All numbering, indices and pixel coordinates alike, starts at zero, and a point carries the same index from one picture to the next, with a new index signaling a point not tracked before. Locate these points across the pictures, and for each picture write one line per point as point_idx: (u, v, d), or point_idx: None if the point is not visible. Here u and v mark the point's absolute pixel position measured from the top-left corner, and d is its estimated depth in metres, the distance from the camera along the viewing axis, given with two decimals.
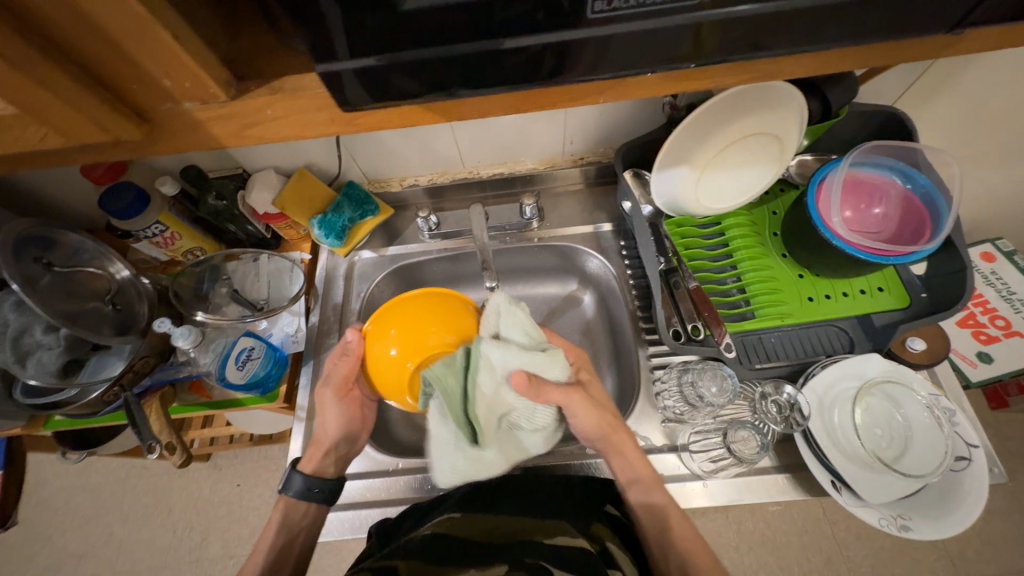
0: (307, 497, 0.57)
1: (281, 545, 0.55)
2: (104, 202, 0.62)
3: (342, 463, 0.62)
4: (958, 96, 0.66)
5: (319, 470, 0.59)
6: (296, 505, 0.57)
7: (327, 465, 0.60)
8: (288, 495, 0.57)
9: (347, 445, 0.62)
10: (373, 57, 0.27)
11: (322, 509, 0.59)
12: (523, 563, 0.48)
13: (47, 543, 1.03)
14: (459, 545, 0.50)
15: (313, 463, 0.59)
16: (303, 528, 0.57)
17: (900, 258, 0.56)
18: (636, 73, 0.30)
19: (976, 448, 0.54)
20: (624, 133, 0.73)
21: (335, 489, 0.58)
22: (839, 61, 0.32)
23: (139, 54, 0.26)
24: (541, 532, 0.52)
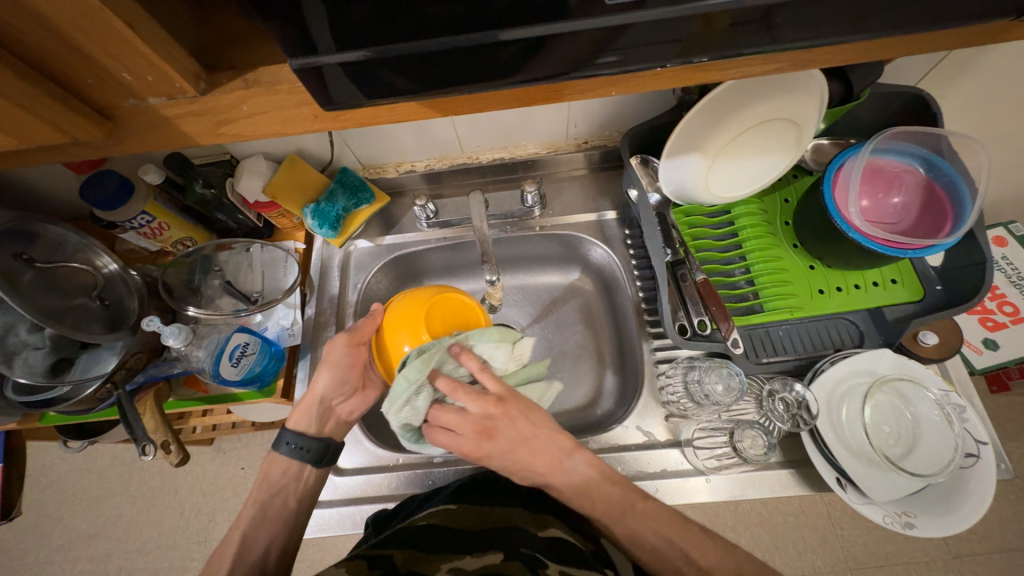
0: (293, 453, 0.58)
1: (263, 506, 0.57)
2: (87, 193, 0.59)
3: (328, 425, 0.61)
4: (986, 78, 0.62)
5: (300, 427, 0.60)
6: (278, 463, 0.59)
7: (315, 421, 0.60)
8: (277, 451, 0.59)
9: (341, 399, 0.61)
10: (362, 51, 0.24)
11: (304, 472, 0.59)
12: (519, 551, 0.46)
13: (57, 524, 1.05)
14: (453, 533, 0.49)
15: (301, 419, 0.60)
16: (282, 489, 0.58)
17: (917, 251, 0.53)
18: (650, 67, 0.28)
19: (984, 445, 0.53)
20: (631, 116, 0.70)
21: (322, 451, 0.59)
22: (872, 50, 0.29)
23: (93, 48, 0.23)
24: (535, 524, 0.51)
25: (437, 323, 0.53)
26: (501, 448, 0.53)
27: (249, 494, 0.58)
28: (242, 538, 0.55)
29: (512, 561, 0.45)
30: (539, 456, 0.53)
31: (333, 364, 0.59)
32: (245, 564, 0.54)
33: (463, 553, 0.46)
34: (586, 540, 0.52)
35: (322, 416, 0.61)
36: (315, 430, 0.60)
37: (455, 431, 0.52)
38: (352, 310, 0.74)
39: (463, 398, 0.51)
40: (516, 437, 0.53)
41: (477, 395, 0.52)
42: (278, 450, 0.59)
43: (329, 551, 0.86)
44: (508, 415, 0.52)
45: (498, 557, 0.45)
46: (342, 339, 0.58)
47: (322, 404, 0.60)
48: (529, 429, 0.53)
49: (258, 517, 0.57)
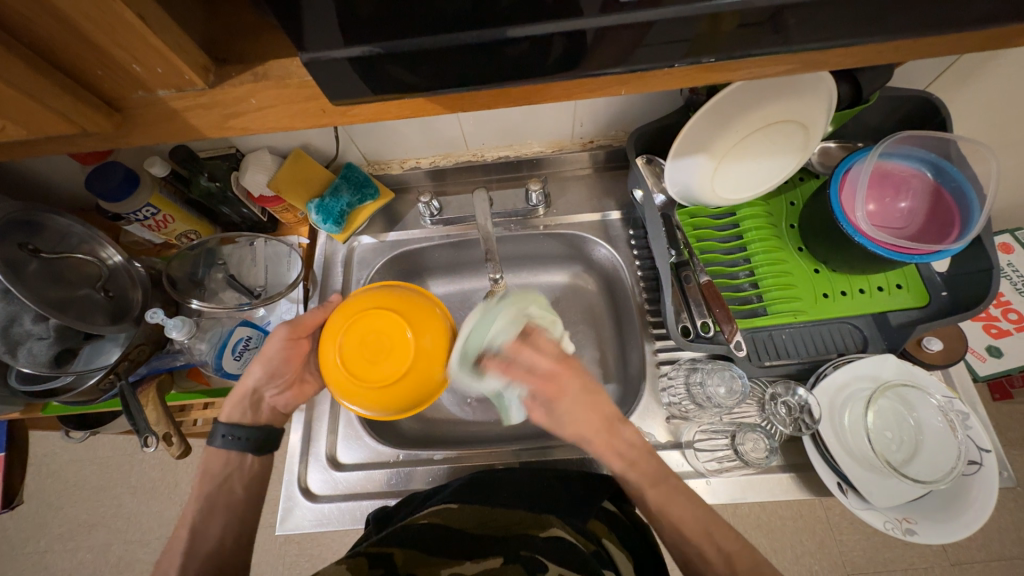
0: (226, 443, 0.57)
1: (211, 499, 0.54)
2: (91, 183, 0.59)
3: (265, 415, 0.60)
4: (996, 84, 0.62)
5: (234, 418, 0.58)
6: (220, 455, 0.57)
7: (246, 413, 0.59)
8: (213, 443, 0.57)
9: (274, 390, 0.60)
10: (374, 46, 0.24)
11: (244, 462, 0.58)
12: (519, 556, 0.46)
13: (58, 513, 1.05)
14: (454, 534, 0.49)
15: (229, 411, 0.59)
16: (227, 478, 0.56)
17: (924, 256, 0.53)
18: (659, 66, 0.28)
19: (987, 452, 0.53)
20: (637, 116, 0.69)
21: (261, 441, 0.58)
22: (880, 53, 0.29)
23: (103, 40, 0.23)
24: (534, 525, 0.51)
25: (355, 329, 0.53)
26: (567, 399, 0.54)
27: (191, 489, 0.55)
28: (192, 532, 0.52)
29: (512, 564, 0.45)
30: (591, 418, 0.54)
31: (265, 357, 0.59)
32: (198, 557, 0.51)
33: (462, 559, 0.46)
34: (589, 540, 0.51)
35: (257, 407, 0.60)
36: (251, 421, 0.59)
37: (525, 381, 0.55)
38: None
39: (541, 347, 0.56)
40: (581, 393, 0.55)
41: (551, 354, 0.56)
42: (215, 442, 0.57)
43: (327, 547, 0.86)
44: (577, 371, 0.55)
45: (496, 564, 0.46)
46: (280, 332, 0.59)
47: (258, 393, 0.60)
48: (589, 389, 0.55)
49: (239, 506, 0.55)
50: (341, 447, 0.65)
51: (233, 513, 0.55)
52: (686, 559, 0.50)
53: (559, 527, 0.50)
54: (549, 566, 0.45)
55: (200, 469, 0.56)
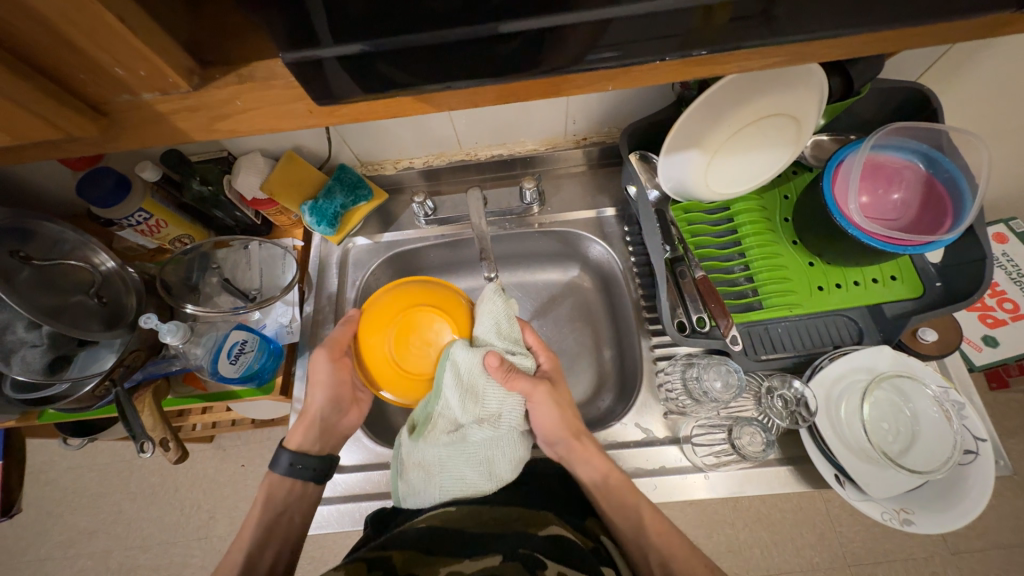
0: (293, 473, 0.58)
1: (269, 526, 0.56)
2: (82, 189, 0.59)
3: (331, 442, 0.62)
4: (986, 73, 0.62)
5: (303, 447, 0.60)
6: (281, 481, 0.59)
7: (311, 439, 0.61)
8: (277, 472, 0.58)
9: (337, 414, 0.63)
10: (360, 44, 0.24)
11: (310, 490, 0.59)
12: (518, 553, 0.46)
13: (58, 521, 1.05)
14: (452, 536, 0.49)
15: (296, 439, 0.60)
16: (288, 506, 0.58)
17: (917, 247, 0.53)
18: (648, 61, 0.28)
19: (984, 441, 0.53)
20: (630, 113, 0.69)
21: (326, 469, 0.59)
22: (870, 45, 0.29)
23: (85, 44, 0.23)
24: (533, 524, 0.50)
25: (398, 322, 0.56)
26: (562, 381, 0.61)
27: (254, 513, 0.57)
28: (248, 555, 0.55)
29: (510, 562, 0.44)
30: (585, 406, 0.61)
31: (322, 383, 0.61)
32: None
33: (462, 557, 0.46)
34: (586, 537, 0.51)
35: (324, 435, 0.61)
36: (319, 449, 0.61)
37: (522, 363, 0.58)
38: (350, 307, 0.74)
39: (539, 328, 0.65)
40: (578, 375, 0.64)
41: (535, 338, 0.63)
42: (277, 469, 0.58)
43: (328, 549, 0.86)
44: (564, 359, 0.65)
45: (495, 561, 0.45)
46: (323, 355, 0.62)
47: (322, 420, 0.61)
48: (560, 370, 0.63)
49: (294, 535, 0.57)
50: (340, 449, 0.65)
51: (286, 539, 0.57)
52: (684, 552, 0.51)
53: (558, 526, 0.50)
54: (547, 561, 0.45)
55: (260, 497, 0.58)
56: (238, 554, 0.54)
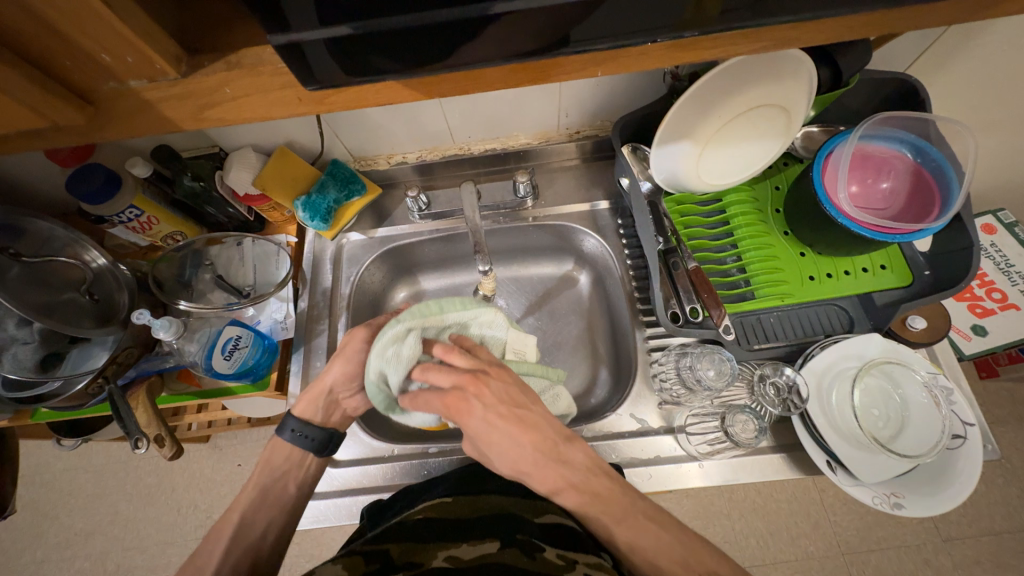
0: (297, 441, 0.58)
1: (264, 489, 0.56)
2: (72, 186, 0.59)
3: (333, 415, 0.61)
4: (973, 62, 0.63)
5: (306, 415, 0.59)
6: (282, 447, 0.59)
7: (318, 411, 0.60)
8: (281, 437, 0.59)
9: (348, 394, 0.60)
10: (346, 26, 0.24)
11: (306, 459, 0.59)
12: (515, 539, 0.47)
13: (54, 522, 1.05)
14: (452, 524, 0.49)
15: (301, 407, 0.59)
16: (284, 474, 0.58)
17: (905, 236, 0.54)
18: (638, 42, 0.27)
19: (971, 426, 0.54)
20: (622, 105, 0.69)
21: (326, 439, 0.58)
22: (851, 29, 0.29)
23: (69, 29, 0.23)
24: (531, 511, 0.51)
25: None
26: (473, 426, 0.48)
27: (251, 476, 0.57)
28: (241, 520, 0.54)
29: (509, 548, 0.46)
30: (521, 450, 0.48)
31: (346, 358, 0.58)
32: (241, 546, 0.53)
33: (458, 541, 0.47)
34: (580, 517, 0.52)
35: (329, 406, 0.60)
36: (321, 420, 0.60)
37: None
38: (345, 303, 0.74)
39: (434, 380, 0.49)
40: (499, 405, 0.48)
41: (445, 376, 0.49)
42: (283, 435, 0.59)
43: (328, 546, 0.86)
44: (467, 395, 0.48)
45: (492, 547, 0.46)
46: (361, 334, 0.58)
47: (327, 395, 0.59)
48: (500, 411, 0.48)
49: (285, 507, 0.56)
50: None
51: (277, 510, 0.56)
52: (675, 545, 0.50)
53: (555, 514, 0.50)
54: (546, 548, 0.46)
55: (259, 460, 0.58)
56: (233, 514, 0.55)
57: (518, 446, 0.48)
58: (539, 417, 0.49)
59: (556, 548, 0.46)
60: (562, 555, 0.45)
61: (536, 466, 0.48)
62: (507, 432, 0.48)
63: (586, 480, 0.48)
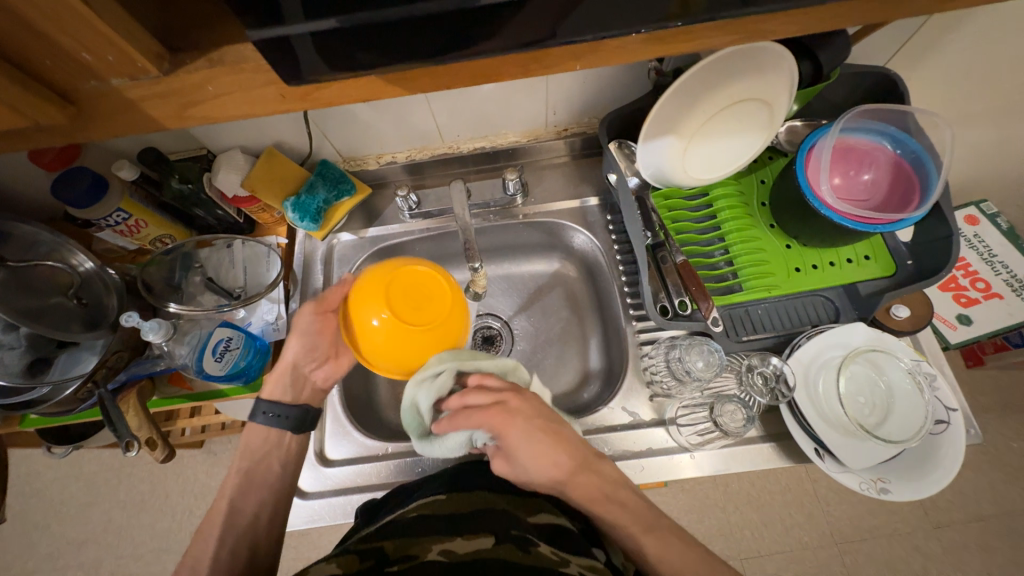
0: (269, 422, 0.60)
1: (247, 474, 0.58)
2: (58, 191, 0.58)
3: (304, 391, 0.63)
4: (951, 54, 0.64)
5: (276, 396, 0.61)
6: (258, 432, 0.60)
7: (286, 389, 0.61)
8: (255, 421, 0.60)
9: (313, 365, 0.63)
10: (330, 19, 0.24)
11: (283, 439, 0.61)
12: (510, 535, 0.46)
13: (46, 532, 1.03)
14: (445, 519, 0.48)
15: (268, 388, 0.61)
16: (265, 455, 0.60)
17: (887, 226, 0.55)
18: (618, 34, 0.28)
19: (954, 411, 0.55)
20: (608, 101, 0.70)
21: (300, 418, 0.60)
22: (822, 20, 0.30)
23: (48, 27, 0.23)
24: (524, 509, 0.52)
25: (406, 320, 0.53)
26: (512, 437, 0.51)
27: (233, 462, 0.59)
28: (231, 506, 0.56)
29: (505, 544, 0.45)
30: (555, 461, 0.52)
31: (300, 331, 0.61)
32: (235, 530, 0.55)
33: (455, 535, 0.46)
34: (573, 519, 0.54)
35: (296, 383, 0.62)
36: (292, 398, 0.62)
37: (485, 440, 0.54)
38: None
39: (472, 400, 0.52)
40: (536, 419, 0.53)
41: (482, 395, 0.53)
42: (255, 420, 0.60)
43: (324, 548, 0.86)
44: (508, 406, 0.51)
45: (488, 542, 0.45)
46: (309, 308, 0.61)
47: (293, 371, 0.61)
48: (537, 425, 0.52)
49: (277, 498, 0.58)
50: (330, 444, 0.65)
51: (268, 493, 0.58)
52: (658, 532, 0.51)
53: (548, 513, 0.51)
54: (539, 542, 0.46)
55: (240, 449, 0.61)
56: (223, 501, 0.57)
57: (553, 460, 0.52)
58: (571, 432, 0.54)
59: (550, 544, 0.46)
60: (556, 552, 0.45)
61: (571, 473, 0.52)
62: (545, 446, 0.52)
63: (615, 491, 0.53)
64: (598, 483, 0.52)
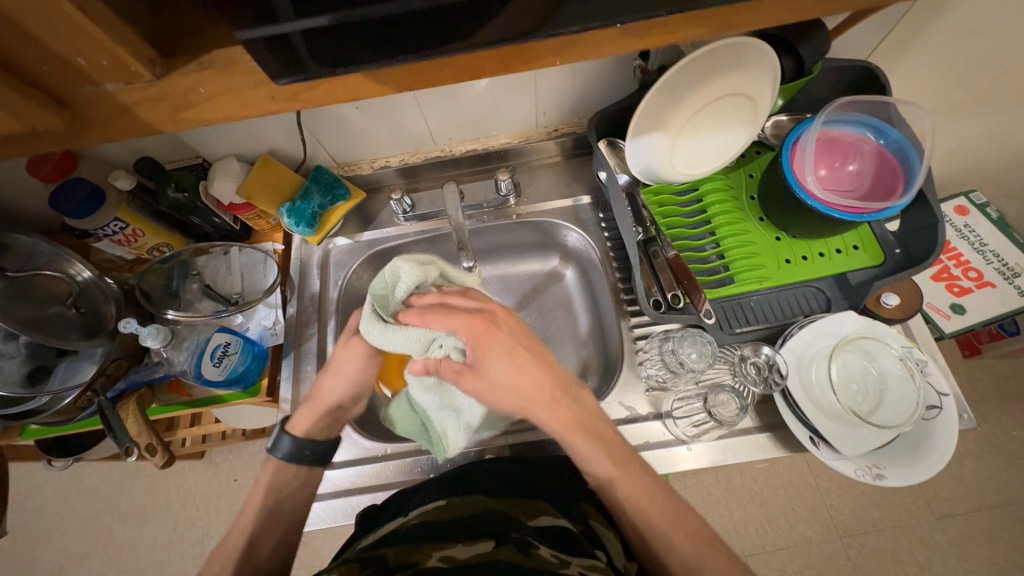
0: (298, 458, 0.56)
1: (272, 511, 0.55)
2: (56, 202, 0.59)
3: (336, 428, 0.60)
4: (931, 46, 0.65)
5: (310, 433, 0.58)
6: (284, 468, 0.57)
7: (321, 425, 0.59)
8: (278, 456, 0.56)
9: (349, 406, 0.60)
10: (321, 17, 0.25)
11: (310, 472, 0.58)
12: (510, 537, 0.46)
13: (47, 547, 1.03)
14: (445, 524, 0.48)
15: (302, 425, 0.58)
16: (289, 492, 0.56)
17: (873, 214, 0.56)
18: (601, 26, 0.29)
19: (946, 396, 0.55)
20: (597, 101, 0.71)
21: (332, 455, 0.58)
22: (792, 12, 0.31)
23: (44, 33, 0.24)
24: (525, 512, 0.51)
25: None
26: (491, 352, 0.49)
27: (253, 496, 0.55)
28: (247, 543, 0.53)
29: (505, 546, 0.44)
30: (531, 387, 0.50)
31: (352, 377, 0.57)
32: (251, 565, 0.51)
33: (455, 540, 0.45)
34: (575, 521, 0.53)
35: (331, 421, 0.59)
36: (325, 435, 0.59)
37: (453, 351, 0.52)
38: (333, 307, 0.75)
39: (453, 298, 0.53)
40: (518, 338, 0.51)
41: (470, 301, 0.52)
42: (278, 453, 0.57)
43: (327, 555, 0.86)
44: (496, 319, 0.51)
45: (487, 546, 0.44)
46: (359, 350, 0.56)
47: (331, 410, 0.58)
48: (520, 340, 0.51)
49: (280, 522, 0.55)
50: None
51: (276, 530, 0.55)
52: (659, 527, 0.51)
53: (549, 518, 0.50)
54: (539, 544, 0.46)
55: (258, 483, 0.56)
56: (237, 537, 0.53)
57: (523, 384, 0.49)
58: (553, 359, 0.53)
59: (551, 546, 0.46)
60: (556, 554, 0.44)
61: (544, 389, 0.50)
62: (518, 360, 0.50)
63: (593, 423, 0.52)
64: (572, 413, 0.51)
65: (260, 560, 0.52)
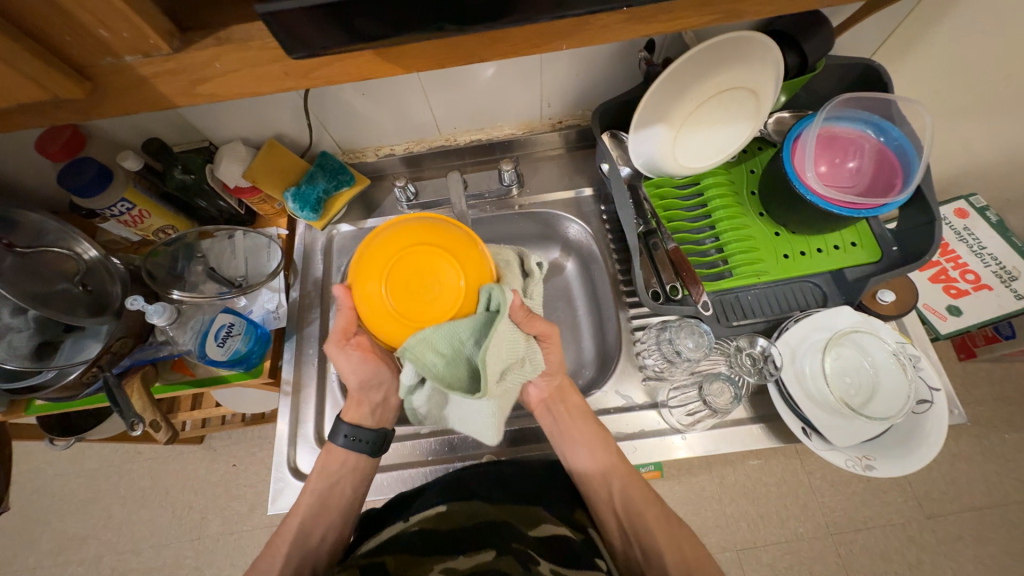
0: (353, 446, 0.58)
1: (322, 496, 0.58)
2: (63, 180, 0.60)
3: (384, 416, 0.63)
4: (935, 45, 0.66)
5: (357, 420, 0.60)
6: (335, 454, 0.59)
7: (366, 415, 0.61)
8: (334, 443, 0.59)
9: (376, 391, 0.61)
10: None
11: (356, 464, 0.60)
12: (511, 548, 0.48)
13: (46, 528, 1.04)
14: (445, 536, 0.50)
15: (352, 412, 0.60)
16: (340, 478, 0.59)
17: (871, 210, 0.57)
18: (611, 8, 0.29)
19: (937, 391, 0.56)
20: (601, 93, 0.72)
21: (377, 442, 0.59)
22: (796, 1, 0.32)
23: (70, 4, 0.25)
24: (527, 522, 0.53)
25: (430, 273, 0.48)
26: None
27: (308, 481, 0.58)
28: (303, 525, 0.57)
29: (505, 557, 0.46)
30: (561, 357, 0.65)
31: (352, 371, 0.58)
32: (304, 551, 0.56)
33: (456, 554, 0.47)
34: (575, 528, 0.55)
35: (376, 411, 0.62)
36: (371, 423, 0.61)
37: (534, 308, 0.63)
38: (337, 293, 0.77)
39: None
40: None
41: None
42: (335, 442, 0.59)
43: None
44: None
45: (489, 557, 0.46)
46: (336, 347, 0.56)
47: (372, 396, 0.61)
48: None
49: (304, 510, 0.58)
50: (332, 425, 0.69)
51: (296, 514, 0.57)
52: (649, 514, 0.56)
53: (550, 529, 0.52)
54: (540, 560, 0.47)
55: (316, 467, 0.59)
56: (293, 522, 0.57)
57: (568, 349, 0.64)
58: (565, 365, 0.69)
59: (550, 560, 0.48)
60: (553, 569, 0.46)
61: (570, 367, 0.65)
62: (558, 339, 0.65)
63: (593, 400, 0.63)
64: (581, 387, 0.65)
65: (313, 547, 0.57)
